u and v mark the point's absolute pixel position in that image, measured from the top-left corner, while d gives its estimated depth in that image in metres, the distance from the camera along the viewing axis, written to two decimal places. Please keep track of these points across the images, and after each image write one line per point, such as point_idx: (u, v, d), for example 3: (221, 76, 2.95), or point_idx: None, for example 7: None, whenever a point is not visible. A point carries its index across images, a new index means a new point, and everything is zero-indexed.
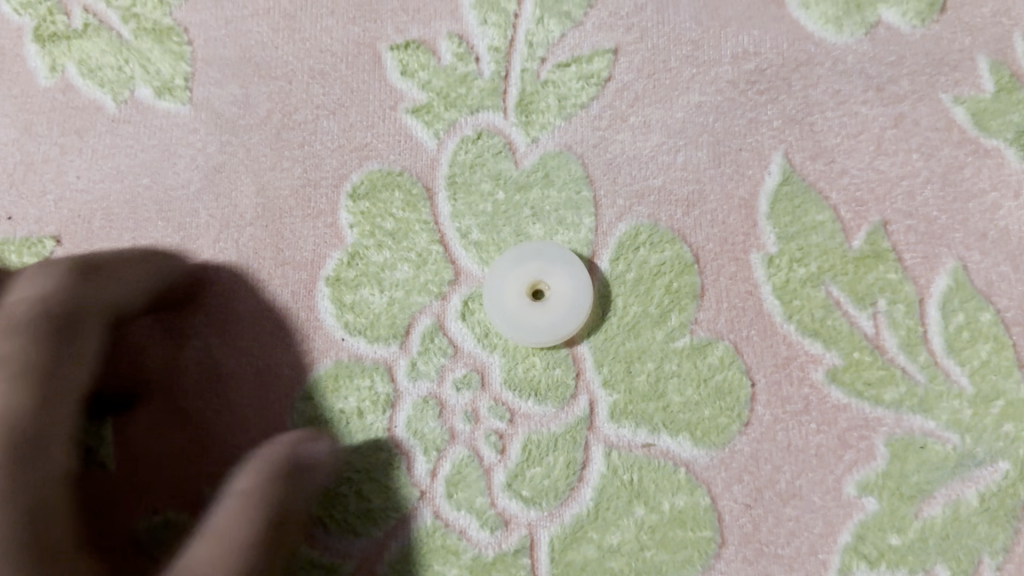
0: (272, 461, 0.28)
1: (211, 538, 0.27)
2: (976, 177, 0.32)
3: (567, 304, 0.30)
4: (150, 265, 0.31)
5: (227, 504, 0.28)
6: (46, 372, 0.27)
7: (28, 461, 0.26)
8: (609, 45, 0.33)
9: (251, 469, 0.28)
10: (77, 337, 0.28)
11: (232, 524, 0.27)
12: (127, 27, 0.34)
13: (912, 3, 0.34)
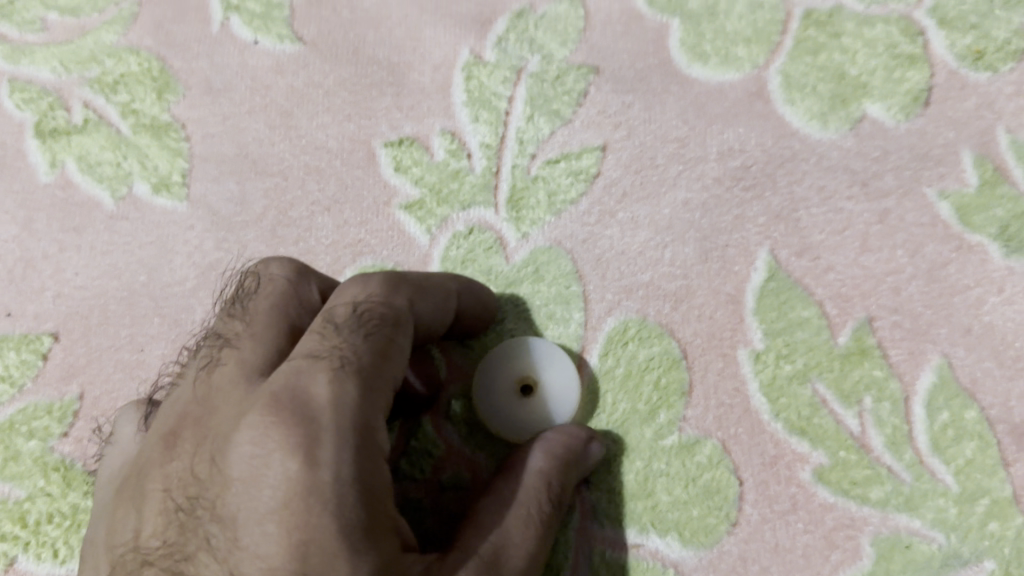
0: (558, 446, 0.28)
1: (512, 505, 0.27)
2: (961, 273, 0.33)
3: (557, 400, 0.30)
4: (430, 277, 0.28)
5: (523, 477, 0.28)
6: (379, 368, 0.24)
7: (366, 452, 0.23)
8: (598, 142, 0.34)
9: (541, 448, 0.28)
10: (394, 329, 0.25)
11: (533, 499, 0.27)
12: (123, 122, 0.35)
13: (896, 99, 0.35)
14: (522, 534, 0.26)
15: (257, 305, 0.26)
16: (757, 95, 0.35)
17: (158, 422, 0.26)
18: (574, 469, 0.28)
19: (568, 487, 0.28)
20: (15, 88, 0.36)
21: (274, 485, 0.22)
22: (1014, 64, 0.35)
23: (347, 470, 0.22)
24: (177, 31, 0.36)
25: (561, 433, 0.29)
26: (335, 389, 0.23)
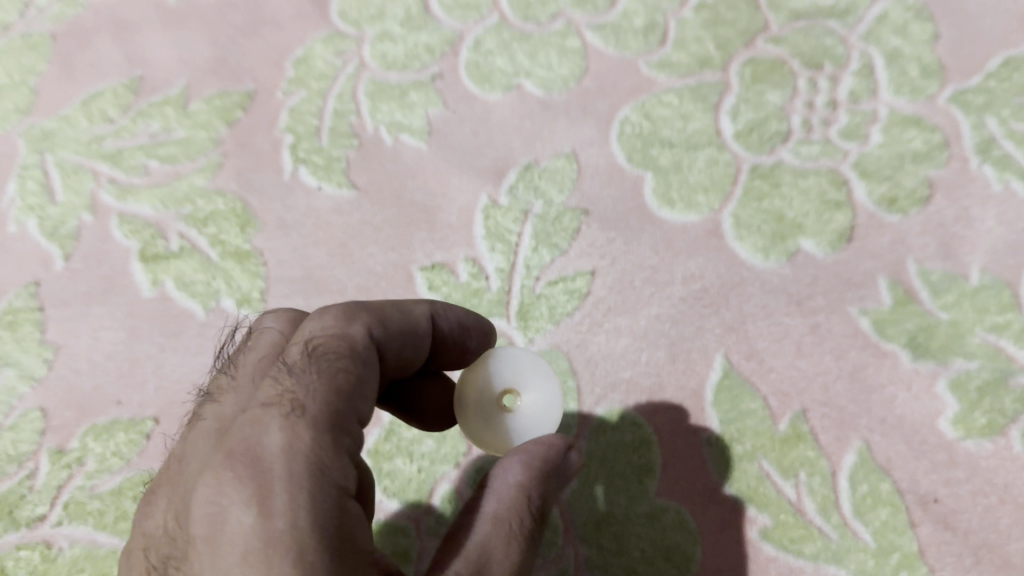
0: (537, 458, 0.30)
1: (494, 521, 0.28)
2: (877, 373, 0.41)
3: (540, 413, 0.31)
4: (400, 306, 0.32)
5: (503, 490, 0.29)
6: (330, 414, 0.27)
7: (320, 494, 0.25)
8: (588, 267, 0.44)
9: (520, 460, 0.30)
10: (348, 369, 0.28)
11: (514, 515, 0.29)
12: (211, 249, 0.44)
13: (825, 237, 0.44)
14: (502, 551, 0.28)
15: (238, 363, 0.30)
16: (713, 233, 0.44)
17: (155, 481, 0.30)
18: (554, 479, 0.30)
19: (546, 497, 0.30)
20: (123, 221, 0.45)
21: (234, 535, 0.25)
22: (919, 208, 0.45)
23: (300, 516, 0.24)
24: (256, 176, 0.45)
25: (539, 441, 0.30)
26: (287, 440, 0.26)
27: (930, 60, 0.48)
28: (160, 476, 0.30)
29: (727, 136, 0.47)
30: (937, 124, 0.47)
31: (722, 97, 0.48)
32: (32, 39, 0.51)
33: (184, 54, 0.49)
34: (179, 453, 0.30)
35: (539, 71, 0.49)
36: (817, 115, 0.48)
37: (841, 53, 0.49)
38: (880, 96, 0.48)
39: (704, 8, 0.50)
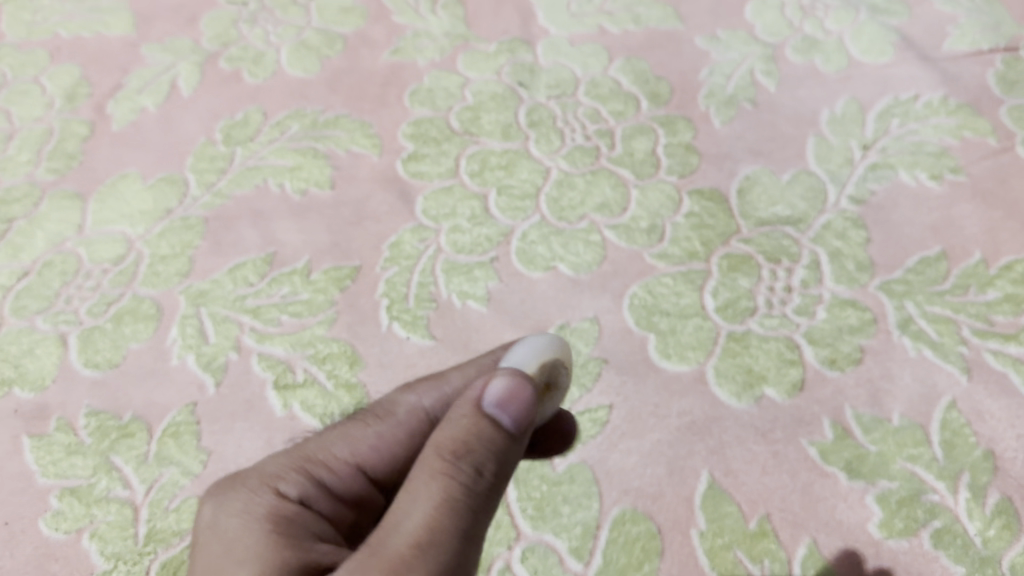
0: (455, 426, 0.39)
1: (415, 485, 0.37)
2: (822, 487, 0.56)
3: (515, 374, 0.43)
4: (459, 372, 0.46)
5: (427, 455, 0.38)
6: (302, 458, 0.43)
7: (268, 491, 0.41)
8: (607, 402, 0.60)
9: (445, 430, 0.39)
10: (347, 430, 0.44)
11: (428, 473, 0.37)
12: (328, 380, 0.59)
13: (783, 386, 0.60)
14: (413, 505, 0.37)
15: None
16: (699, 380, 0.60)
17: None
18: (485, 417, 0.39)
19: (472, 445, 0.38)
20: (261, 358, 0.60)
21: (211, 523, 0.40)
22: (854, 367, 0.61)
23: (246, 506, 0.40)
24: (360, 328, 0.61)
25: (466, 398, 0.40)
26: (262, 467, 0.42)
27: (863, 257, 0.66)
28: None
29: (710, 310, 0.63)
30: (867, 306, 0.63)
31: (706, 281, 0.65)
32: (189, 220, 0.67)
33: (308, 237, 0.66)
34: None
35: (570, 258, 0.66)
36: (777, 296, 0.64)
37: (795, 252, 0.67)
38: (824, 283, 0.65)
39: (691, 214, 0.69)
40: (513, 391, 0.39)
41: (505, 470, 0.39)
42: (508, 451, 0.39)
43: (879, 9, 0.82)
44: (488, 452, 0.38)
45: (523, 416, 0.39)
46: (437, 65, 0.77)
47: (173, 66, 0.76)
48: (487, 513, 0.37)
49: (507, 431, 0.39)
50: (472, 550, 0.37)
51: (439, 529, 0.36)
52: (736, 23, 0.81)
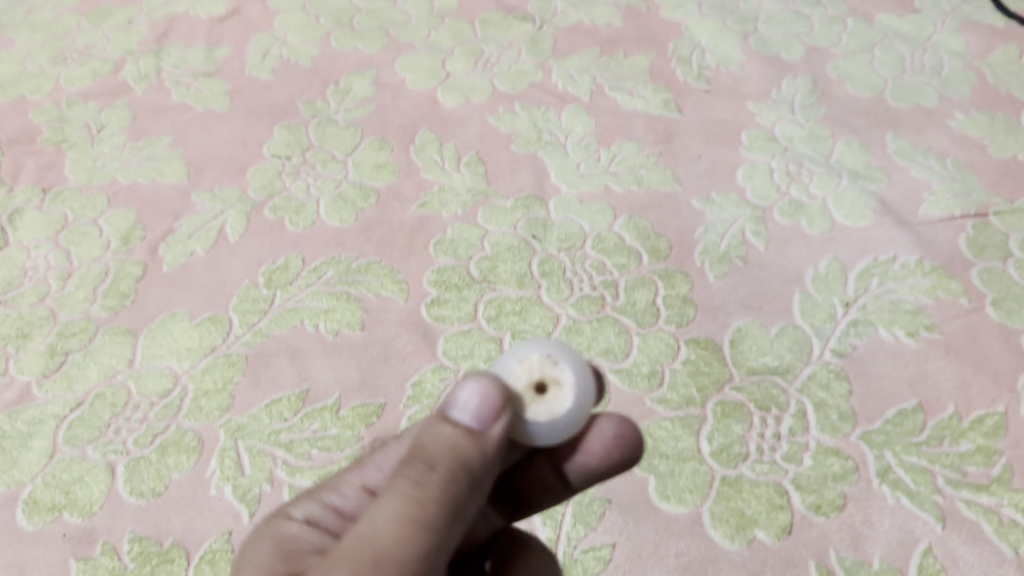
0: (423, 439, 0.46)
1: (384, 489, 0.45)
2: None
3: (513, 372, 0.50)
4: None
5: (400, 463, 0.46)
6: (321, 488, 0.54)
7: (284, 515, 0.52)
8: (610, 540, 0.66)
9: (415, 442, 0.46)
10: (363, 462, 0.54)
11: (394, 477, 0.45)
12: None
13: (773, 529, 0.65)
14: (378, 504, 0.44)
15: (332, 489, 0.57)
16: (695, 521, 0.66)
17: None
18: (449, 420, 0.46)
19: (433, 447, 0.45)
20: (292, 490, 0.66)
21: (250, 539, 0.51)
22: (837, 512, 0.66)
23: (270, 528, 0.51)
24: None
25: (437, 408, 0.47)
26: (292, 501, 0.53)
27: (845, 408, 0.72)
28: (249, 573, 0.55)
29: (704, 454, 0.69)
30: (849, 454, 0.69)
31: (702, 426, 0.71)
32: (232, 357, 0.73)
33: (339, 374, 0.72)
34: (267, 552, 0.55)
35: None
36: (767, 442, 0.70)
37: (783, 401, 0.73)
38: (810, 432, 0.71)
39: (688, 362, 0.75)
40: (474, 391, 0.47)
41: (466, 466, 0.45)
42: (468, 447, 0.45)
43: (860, 175, 0.91)
44: (447, 452, 0.45)
45: (489, 415, 0.46)
46: (459, 218, 0.85)
47: (222, 213, 0.83)
48: (445, 503, 0.44)
49: (470, 430, 0.46)
50: (423, 537, 0.43)
51: (392, 519, 0.43)
52: (729, 186, 0.90)
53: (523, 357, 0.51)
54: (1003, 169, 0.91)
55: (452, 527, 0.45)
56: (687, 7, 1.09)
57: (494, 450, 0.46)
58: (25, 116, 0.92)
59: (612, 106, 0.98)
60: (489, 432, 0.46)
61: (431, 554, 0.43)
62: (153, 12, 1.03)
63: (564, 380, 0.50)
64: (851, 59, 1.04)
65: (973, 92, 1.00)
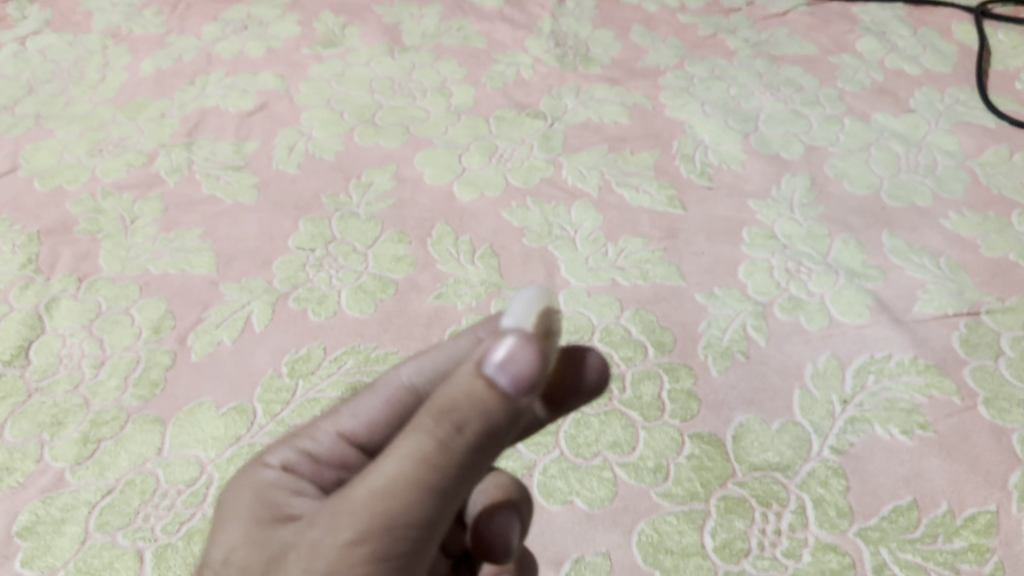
0: (455, 398, 0.42)
1: (400, 445, 0.43)
2: None
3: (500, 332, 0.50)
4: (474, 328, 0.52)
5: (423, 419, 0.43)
6: (293, 437, 0.57)
7: (259, 466, 0.55)
8: None
9: (444, 395, 0.42)
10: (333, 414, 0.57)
11: (414, 434, 0.42)
12: None
13: None
14: (391, 460, 0.42)
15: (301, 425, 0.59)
16: None
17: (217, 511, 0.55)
18: (482, 375, 0.41)
19: (466, 407, 0.41)
20: None
21: (233, 487, 0.54)
22: None
23: (250, 480, 0.54)
24: None
25: (475, 357, 0.42)
26: (270, 452, 0.56)
27: (843, 504, 0.75)
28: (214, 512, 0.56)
29: (708, 549, 0.72)
30: (846, 550, 0.72)
31: (705, 521, 0.74)
32: (255, 447, 0.76)
33: None
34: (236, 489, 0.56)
35: (586, 493, 0.76)
36: (768, 538, 0.73)
37: (783, 496, 0.76)
38: (809, 527, 0.74)
39: (692, 457, 0.78)
40: (514, 349, 0.41)
41: (493, 424, 0.42)
42: (497, 406, 0.41)
43: (857, 273, 0.95)
44: (479, 412, 0.41)
45: (525, 375, 0.41)
46: (473, 308, 0.89)
47: (248, 304, 0.88)
48: (463, 468, 0.42)
49: (504, 391, 0.41)
50: (435, 498, 0.42)
51: (404, 479, 0.42)
52: (731, 282, 0.94)
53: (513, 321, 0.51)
54: (994, 268, 0.95)
55: (462, 485, 0.43)
56: (691, 106, 1.15)
57: (524, 408, 0.42)
58: (62, 206, 0.96)
59: (620, 201, 1.02)
60: (521, 399, 0.41)
61: (439, 510, 0.43)
62: (185, 106, 1.09)
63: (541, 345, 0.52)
64: (848, 157, 1.08)
65: (966, 191, 1.04)
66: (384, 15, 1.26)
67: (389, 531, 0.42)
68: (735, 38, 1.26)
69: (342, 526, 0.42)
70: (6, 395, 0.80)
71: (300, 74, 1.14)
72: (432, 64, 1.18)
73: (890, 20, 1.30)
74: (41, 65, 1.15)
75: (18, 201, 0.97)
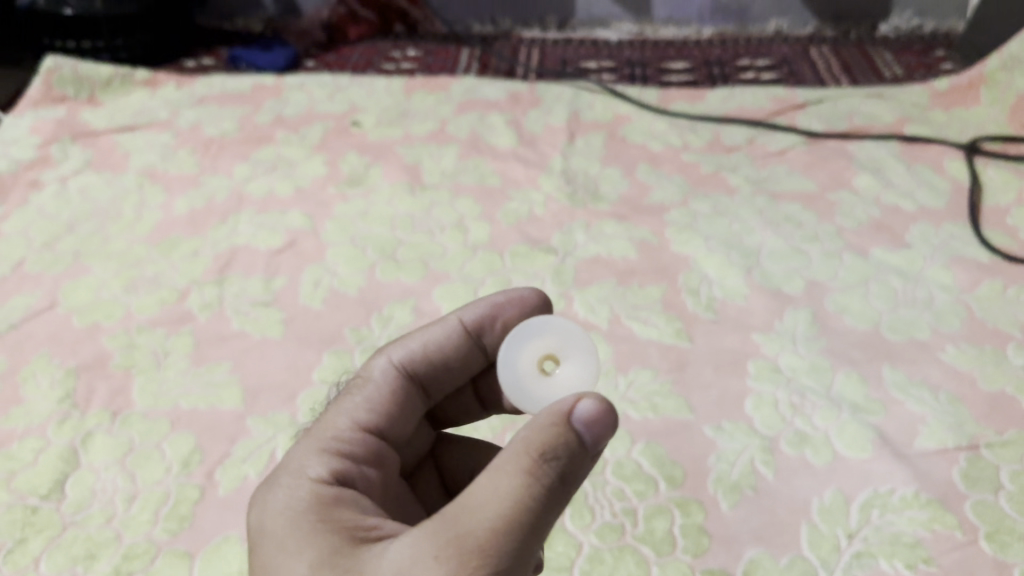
0: (558, 446, 0.53)
1: (506, 485, 0.52)
2: None
3: (565, 376, 0.63)
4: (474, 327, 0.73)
5: (529, 465, 0.52)
6: (312, 435, 0.65)
7: (317, 478, 0.61)
8: None
9: (543, 442, 0.53)
10: (343, 405, 0.68)
11: (522, 477, 0.52)
12: None
13: None
14: (501, 500, 0.52)
15: (314, 424, 0.67)
16: None
17: (264, 524, 0.58)
18: (572, 428, 0.53)
19: (566, 454, 0.53)
20: None
21: (290, 503, 0.59)
22: None
23: (309, 497, 0.59)
24: None
25: (560, 412, 0.54)
26: (311, 459, 0.62)
27: None
28: (256, 524, 0.59)
29: None
30: None
31: None
32: None
33: None
34: (270, 486, 0.61)
35: None
36: None
37: None
38: None
39: None
40: (596, 409, 0.54)
41: (580, 470, 0.54)
42: (583, 453, 0.54)
43: (859, 407, 0.99)
44: (569, 456, 0.53)
45: (602, 428, 0.54)
46: (489, 441, 0.92)
47: (273, 438, 0.91)
48: (557, 508, 0.53)
49: (586, 440, 0.54)
50: (538, 537, 0.53)
51: (519, 514, 0.51)
52: (738, 415, 0.98)
53: (566, 361, 0.63)
54: (992, 401, 0.99)
55: (552, 522, 0.54)
56: (695, 241, 1.21)
57: (594, 455, 0.55)
58: (99, 341, 1.01)
59: (629, 334, 1.07)
60: (598, 448, 0.55)
61: (537, 545, 0.53)
62: (217, 244, 1.15)
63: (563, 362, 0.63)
64: (848, 292, 1.13)
65: (963, 324, 1.09)
66: (405, 156, 1.34)
67: (511, 568, 0.52)
68: (735, 176, 1.33)
69: (467, 570, 0.50)
70: (42, 528, 0.83)
71: (326, 213, 1.21)
72: (450, 202, 1.25)
73: (884, 157, 1.37)
74: (80, 203, 1.22)
75: (57, 335, 1.02)
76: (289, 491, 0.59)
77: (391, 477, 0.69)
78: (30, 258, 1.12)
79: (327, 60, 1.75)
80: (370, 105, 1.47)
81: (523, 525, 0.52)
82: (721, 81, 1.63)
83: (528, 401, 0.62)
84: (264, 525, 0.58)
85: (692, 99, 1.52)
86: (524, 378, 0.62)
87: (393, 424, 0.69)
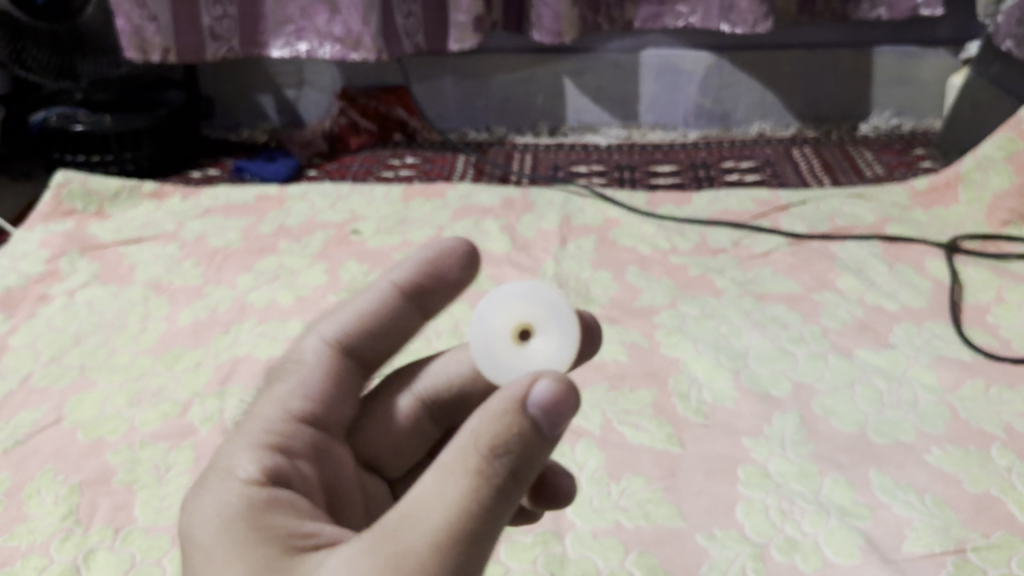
0: (512, 438, 0.49)
1: (452, 485, 0.49)
2: None
3: (538, 351, 0.59)
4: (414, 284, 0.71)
5: (477, 461, 0.49)
6: (239, 434, 0.62)
7: (247, 480, 0.57)
8: None
9: (495, 437, 0.49)
10: (271, 397, 0.65)
11: (471, 479, 0.49)
12: None
13: None
14: (446, 508, 0.48)
15: (241, 423, 0.64)
16: None
17: (190, 532, 0.55)
18: (526, 415, 0.50)
19: (516, 446, 0.50)
20: None
21: (219, 509, 0.55)
22: None
23: (240, 503, 0.56)
24: None
25: (512, 398, 0.51)
26: (243, 461, 0.59)
27: None
28: (183, 532, 0.55)
29: None
30: None
31: None
32: None
33: None
34: (198, 490, 0.58)
35: None
36: None
37: None
38: None
39: None
40: (551, 392, 0.51)
41: (532, 460, 0.50)
42: (536, 439, 0.50)
43: (847, 511, 1.00)
44: (519, 450, 0.50)
45: (560, 410, 0.51)
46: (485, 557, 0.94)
47: None
48: (508, 507, 0.50)
49: (540, 425, 0.51)
50: (486, 541, 0.49)
51: (465, 519, 0.48)
52: (728, 521, 0.99)
53: (545, 337, 0.59)
54: (978, 503, 1.00)
55: (502, 524, 0.50)
56: (684, 343, 1.24)
57: (547, 446, 0.52)
58: (103, 456, 1.03)
59: (621, 440, 1.09)
60: (554, 433, 0.51)
61: (486, 550, 0.50)
62: (219, 354, 1.18)
63: (541, 338, 0.59)
64: (834, 394, 1.16)
65: (947, 426, 1.11)
66: None
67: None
68: (722, 278, 1.37)
69: None
70: None
71: None
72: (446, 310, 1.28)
73: (867, 257, 1.41)
74: (88, 316, 1.26)
75: (62, 450, 1.04)
76: (217, 498, 0.56)
77: (326, 469, 0.66)
78: (37, 372, 1.16)
79: (329, 169, 1.82)
80: (370, 213, 1.52)
81: (468, 532, 0.48)
82: (707, 183, 1.69)
83: (491, 362, 0.60)
84: (191, 532, 0.55)
85: (678, 202, 1.58)
86: (493, 341, 0.60)
87: (331, 410, 0.67)
